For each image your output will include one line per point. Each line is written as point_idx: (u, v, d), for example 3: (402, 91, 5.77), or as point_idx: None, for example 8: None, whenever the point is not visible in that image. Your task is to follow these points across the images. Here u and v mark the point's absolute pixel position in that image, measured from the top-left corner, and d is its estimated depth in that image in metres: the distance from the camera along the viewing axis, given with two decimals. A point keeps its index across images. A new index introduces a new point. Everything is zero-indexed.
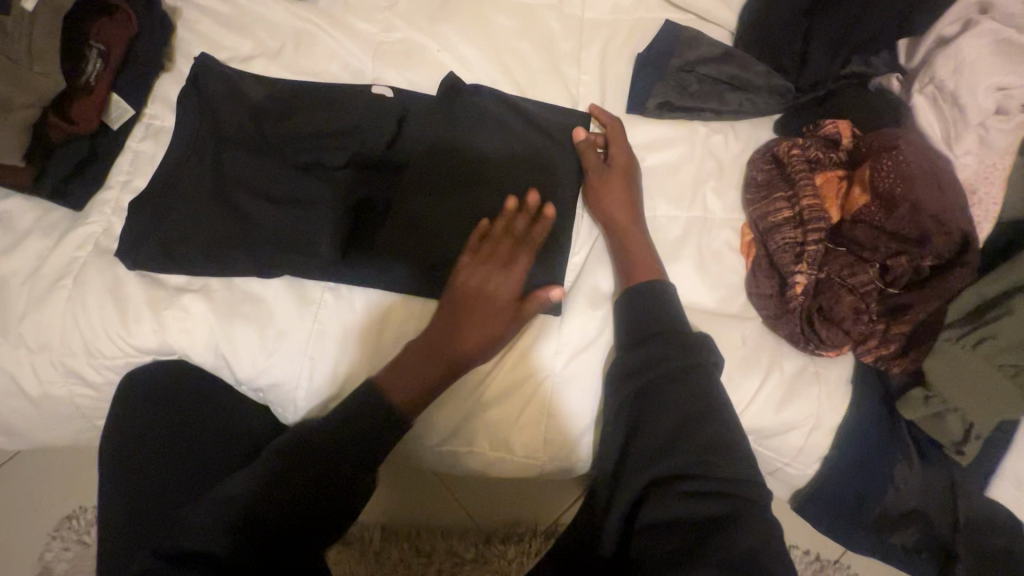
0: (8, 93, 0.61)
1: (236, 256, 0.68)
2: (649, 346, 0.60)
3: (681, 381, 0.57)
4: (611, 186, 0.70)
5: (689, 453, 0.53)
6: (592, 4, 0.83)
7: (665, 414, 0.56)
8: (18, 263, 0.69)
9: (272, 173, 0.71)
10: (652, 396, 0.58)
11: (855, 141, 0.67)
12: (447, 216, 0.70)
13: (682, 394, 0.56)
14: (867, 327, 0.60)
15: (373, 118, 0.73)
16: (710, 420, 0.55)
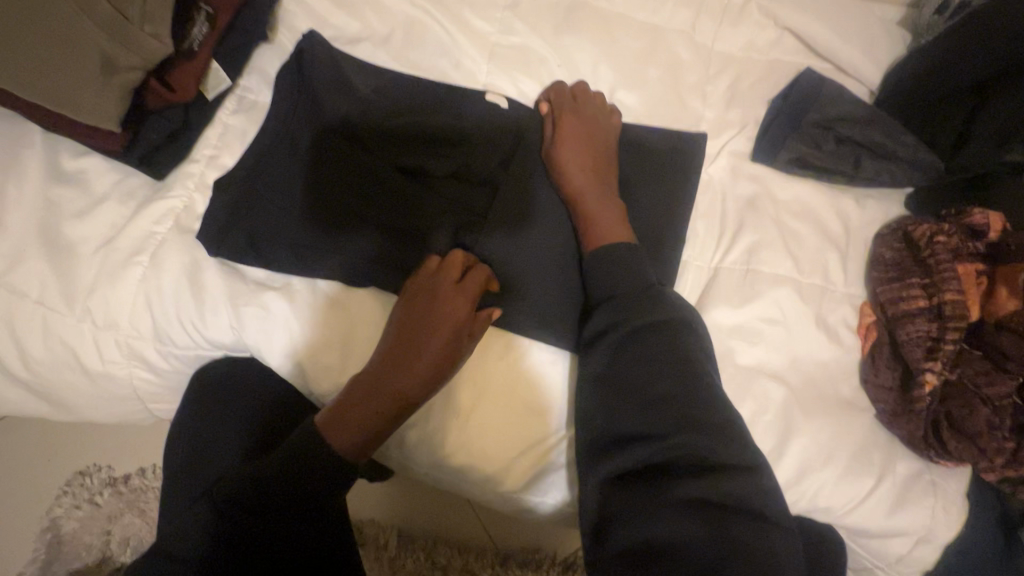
0: (115, 53, 0.55)
1: (324, 259, 0.63)
2: (616, 305, 0.56)
3: (632, 340, 0.54)
4: (567, 135, 0.66)
5: (654, 438, 0.50)
6: (726, 37, 0.77)
7: (625, 396, 0.52)
8: (91, 230, 0.64)
9: (369, 172, 0.66)
10: (619, 365, 0.54)
11: (1004, 237, 0.62)
12: (541, 251, 0.65)
13: (626, 352, 0.53)
14: (1000, 445, 0.56)
15: (486, 131, 0.69)
16: (666, 392, 0.51)
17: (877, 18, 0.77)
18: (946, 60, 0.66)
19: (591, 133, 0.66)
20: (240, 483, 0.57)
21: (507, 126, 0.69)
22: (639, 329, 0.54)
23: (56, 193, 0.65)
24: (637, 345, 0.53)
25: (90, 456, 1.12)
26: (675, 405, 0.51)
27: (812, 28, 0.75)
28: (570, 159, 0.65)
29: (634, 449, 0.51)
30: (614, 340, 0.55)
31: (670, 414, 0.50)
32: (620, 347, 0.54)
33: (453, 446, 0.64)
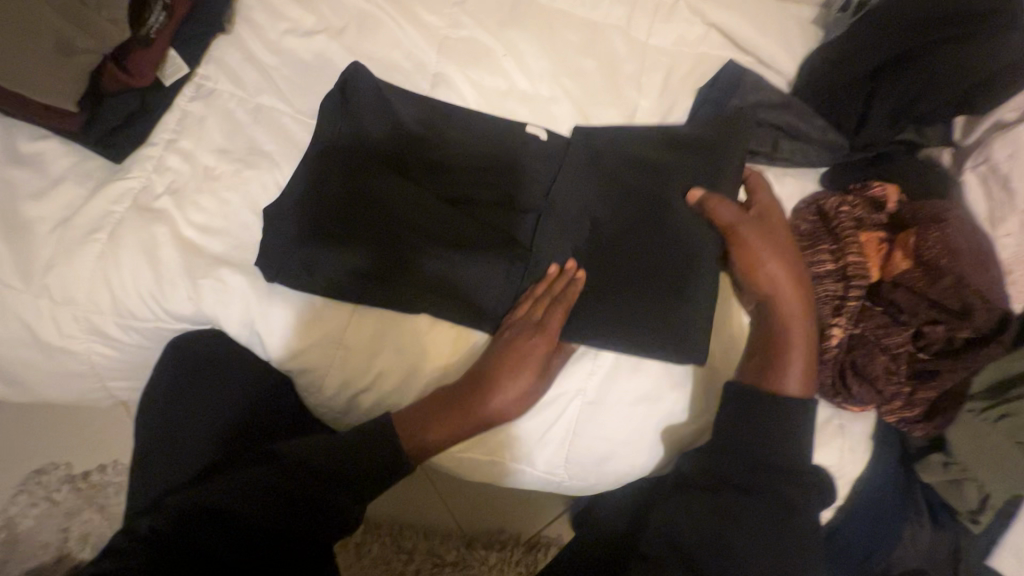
0: (70, 33, 0.58)
1: (281, 243, 0.65)
2: (732, 466, 0.58)
3: (759, 490, 0.57)
4: (770, 262, 0.64)
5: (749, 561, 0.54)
6: (659, 33, 0.83)
7: (755, 523, 0.55)
8: (48, 210, 0.66)
9: (328, 159, 0.67)
10: (728, 508, 0.56)
11: (899, 207, 0.69)
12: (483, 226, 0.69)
13: (748, 505, 0.56)
14: (896, 389, 0.62)
15: (441, 128, 0.73)
16: (787, 523, 0.55)
17: (794, 17, 0.85)
18: (848, 52, 0.74)
19: (782, 243, 0.66)
20: (274, 476, 0.57)
21: (467, 125, 0.74)
22: (760, 470, 0.57)
23: (13, 174, 0.66)
24: (766, 479, 0.57)
25: (47, 452, 1.10)
26: (793, 515, 0.56)
27: (735, 26, 0.83)
28: (759, 272, 0.65)
29: (718, 558, 0.55)
30: (726, 484, 0.58)
31: (785, 526, 0.55)
32: (730, 492, 0.57)
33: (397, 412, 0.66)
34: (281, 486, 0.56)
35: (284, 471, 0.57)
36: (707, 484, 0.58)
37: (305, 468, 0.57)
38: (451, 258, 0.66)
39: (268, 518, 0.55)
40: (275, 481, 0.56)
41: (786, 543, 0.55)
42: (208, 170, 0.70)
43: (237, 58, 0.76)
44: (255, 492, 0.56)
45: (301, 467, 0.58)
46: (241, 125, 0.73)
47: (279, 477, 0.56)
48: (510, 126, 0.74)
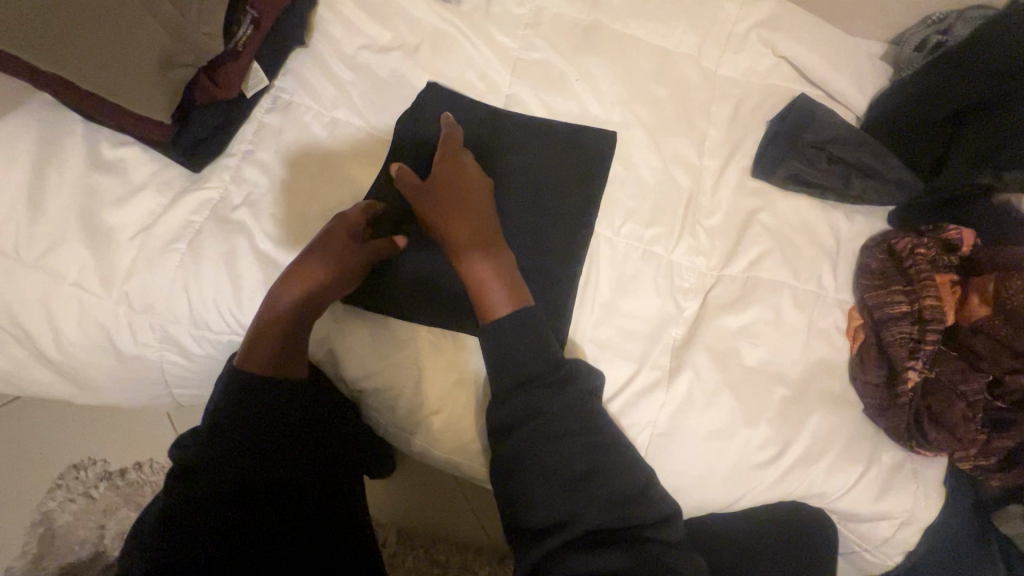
0: (171, 48, 0.59)
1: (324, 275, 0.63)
2: (534, 388, 0.58)
3: (538, 437, 0.57)
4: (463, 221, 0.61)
5: (552, 483, 0.56)
6: (729, 63, 0.84)
7: (560, 449, 0.57)
8: (128, 216, 0.66)
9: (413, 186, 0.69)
10: (526, 453, 0.57)
11: (974, 250, 0.69)
12: (556, 252, 0.68)
13: (536, 445, 0.57)
14: (974, 435, 0.62)
15: (512, 146, 0.71)
16: (575, 437, 0.57)
17: (864, 54, 0.85)
18: (924, 95, 0.75)
19: (460, 180, 0.62)
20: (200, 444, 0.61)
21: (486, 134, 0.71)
22: (546, 420, 0.57)
23: (94, 180, 0.67)
24: (557, 428, 0.57)
25: (85, 448, 1.11)
26: (581, 458, 0.57)
27: (808, 59, 0.83)
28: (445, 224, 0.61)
29: (542, 490, 0.56)
30: (525, 431, 0.57)
31: (580, 467, 0.56)
32: (531, 440, 0.57)
33: (443, 436, 0.67)
34: (212, 446, 0.61)
35: (210, 437, 0.61)
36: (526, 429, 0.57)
37: (222, 423, 0.62)
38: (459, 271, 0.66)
39: (224, 471, 0.60)
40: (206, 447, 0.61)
41: (615, 462, 0.57)
42: (284, 183, 0.70)
43: (314, 72, 0.76)
44: (208, 465, 0.60)
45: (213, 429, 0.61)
46: (317, 137, 0.73)
47: (256, 472, 0.61)
48: (534, 142, 0.72)
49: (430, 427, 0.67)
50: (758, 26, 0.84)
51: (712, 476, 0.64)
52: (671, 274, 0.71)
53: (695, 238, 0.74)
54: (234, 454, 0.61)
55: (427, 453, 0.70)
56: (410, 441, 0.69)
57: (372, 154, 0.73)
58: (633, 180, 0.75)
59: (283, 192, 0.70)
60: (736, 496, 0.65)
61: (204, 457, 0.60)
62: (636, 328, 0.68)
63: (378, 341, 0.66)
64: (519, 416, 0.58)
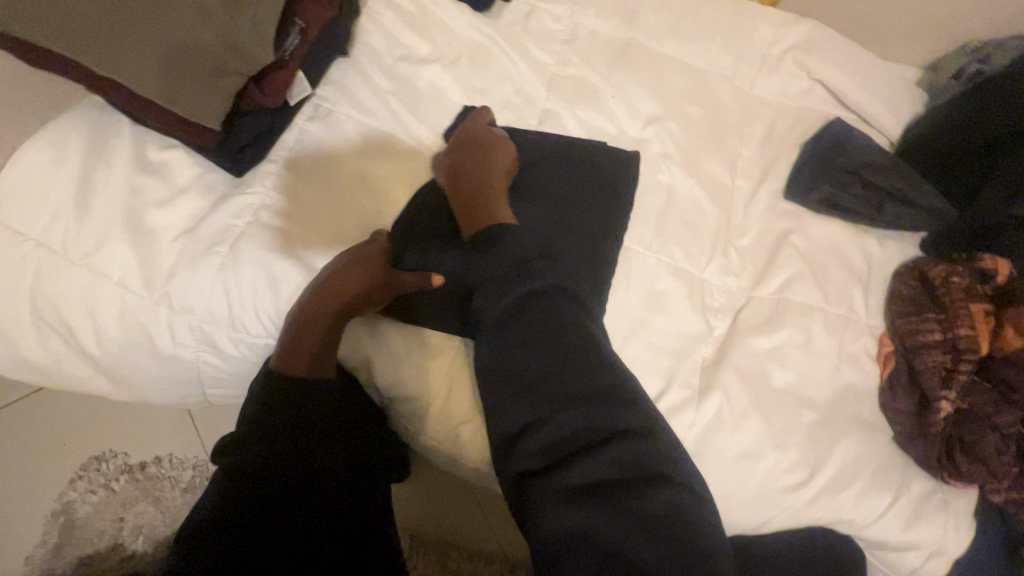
0: (224, 57, 0.61)
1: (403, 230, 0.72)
2: (502, 286, 0.61)
3: (525, 334, 0.59)
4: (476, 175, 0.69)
5: (534, 374, 0.58)
6: (763, 84, 0.84)
7: (529, 334, 0.59)
8: (172, 218, 0.68)
9: (453, 199, 0.70)
10: (506, 384, 0.59)
11: (1010, 280, 0.69)
12: (587, 265, 0.69)
13: (514, 356, 0.59)
14: (1006, 469, 0.62)
15: (548, 168, 0.75)
16: (540, 324, 0.59)
17: (898, 79, 0.85)
18: (956, 125, 0.75)
19: (481, 151, 0.71)
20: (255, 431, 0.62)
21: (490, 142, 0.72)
22: (530, 316, 0.60)
23: (140, 182, 0.68)
24: (528, 359, 0.59)
25: (106, 441, 1.12)
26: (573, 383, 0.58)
27: (843, 84, 0.83)
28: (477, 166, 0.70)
29: (521, 379, 0.58)
30: (506, 363, 0.59)
31: (579, 385, 0.57)
32: (511, 372, 0.59)
33: (473, 445, 0.68)
34: (269, 435, 0.62)
35: (266, 427, 0.62)
36: (485, 335, 0.61)
37: (276, 414, 0.63)
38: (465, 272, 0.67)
39: (283, 461, 0.62)
40: (263, 436, 0.62)
41: (582, 354, 0.59)
42: (323, 190, 0.71)
43: (354, 81, 0.77)
44: (264, 454, 0.61)
45: (268, 419, 0.62)
46: (355, 144, 0.74)
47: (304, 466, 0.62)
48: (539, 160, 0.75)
49: (460, 439, 0.67)
50: (793, 48, 0.85)
51: (739, 496, 0.64)
52: (703, 293, 0.72)
53: (727, 258, 0.74)
54: (291, 447, 0.62)
55: (457, 464, 0.71)
56: (440, 451, 0.70)
57: (410, 165, 0.74)
58: (666, 198, 0.75)
59: (321, 199, 0.71)
60: (764, 518, 0.65)
61: (260, 448, 0.61)
62: (669, 346, 0.69)
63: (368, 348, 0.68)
64: (488, 305, 0.61)
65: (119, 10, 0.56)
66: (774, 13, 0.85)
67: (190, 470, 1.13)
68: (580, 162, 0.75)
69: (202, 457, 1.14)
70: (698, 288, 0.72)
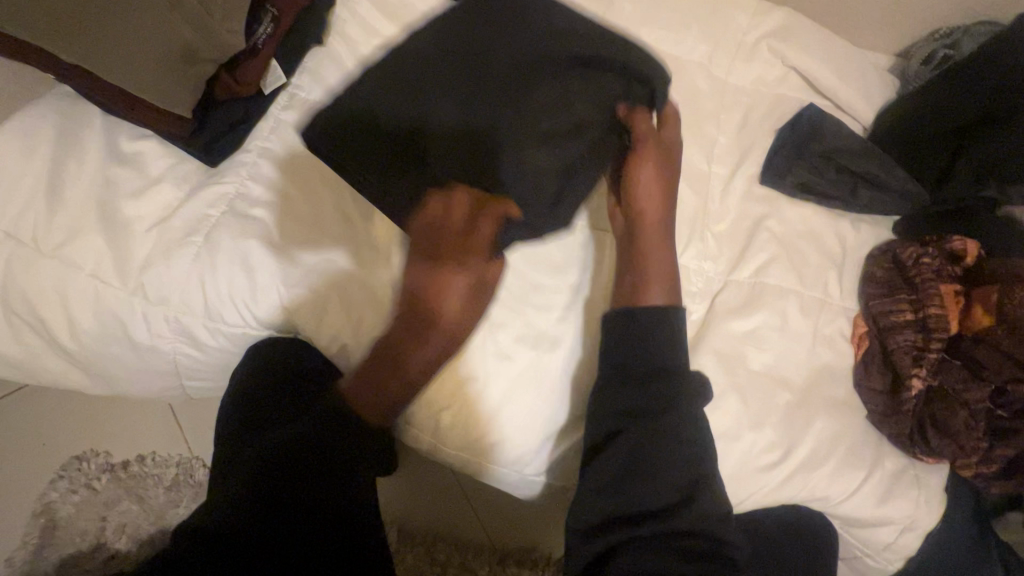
0: (193, 42, 0.60)
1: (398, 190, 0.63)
2: (632, 390, 0.59)
3: (650, 436, 0.57)
4: (642, 171, 0.67)
5: (648, 474, 0.56)
6: (739, 71, 0.85)
7: (645, 438, 0.57)
8: (145, 208, 0.67)
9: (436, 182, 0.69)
10: (614, 481, 0.57)
11: (977, 262, 0.71)
12: None
13: (627, 459, 0.57)
14: (976, 444, 0.63)
15: None
16: (677, 447, 0.57)
17: (871, 66, 0.86)
18: (940, 106, 0.75)
19: (665, 152, 0.68)
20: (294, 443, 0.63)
21: (449, 72, 0.63)
22: (645, 411, 0.58)
23: (112, 172, 0.67)
24: (654, 461, 0.56)
25: (88, 441, 1.11)
26: (662, 462, 0.56)
27: (817, 70, 0.84)
28: (647, 213, 0.67)
29: (633, 481, 0.56)
30: (617, 452, 0.57)
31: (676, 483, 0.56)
32: (621, 466, 0.57)
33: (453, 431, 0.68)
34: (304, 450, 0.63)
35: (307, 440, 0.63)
36: (604, 419, 0.59)
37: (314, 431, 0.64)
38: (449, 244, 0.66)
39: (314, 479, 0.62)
40: (301, 446, 0.63)
41: (687, 463, 0.57)
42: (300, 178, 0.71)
43: (331, 70, 0.77)
44: (299, 466, 0.62)
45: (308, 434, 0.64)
46: None
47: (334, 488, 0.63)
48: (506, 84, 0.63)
49: (442, 425, 0.68)
50: (768, 36, 0.86)
51: None
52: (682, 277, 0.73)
53: (705, 242, 0.75)
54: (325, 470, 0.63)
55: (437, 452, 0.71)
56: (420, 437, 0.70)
57: None
58: None
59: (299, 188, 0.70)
60: (742, 497, 0.66)
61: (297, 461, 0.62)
62: None
63: (354, 317, 0.67)
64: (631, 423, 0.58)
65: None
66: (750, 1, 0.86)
67: (173, 468, 1.12)
68: None
69: (185, 454, 1.13)
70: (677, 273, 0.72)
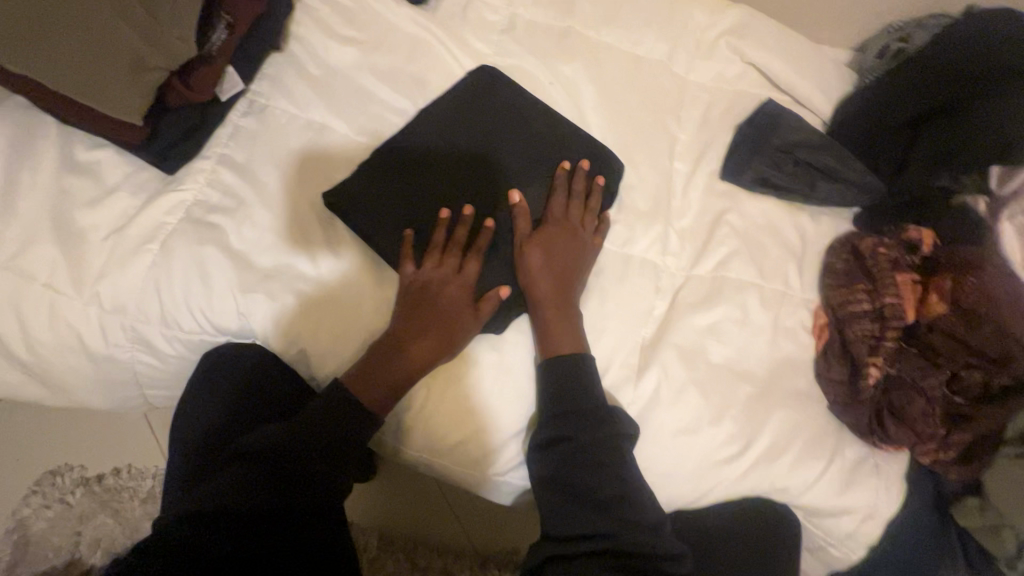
0: (142, 52, 0.60)
1: (392, 208, 0.68)
2: (561, 417, 0.62)
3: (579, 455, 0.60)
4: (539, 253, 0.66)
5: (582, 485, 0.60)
6: (699, 68, 0.85)
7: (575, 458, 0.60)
8: (101, 218, 0.67)
9: (405, 184, 0.69)
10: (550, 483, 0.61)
11: (933, 250, 0.71)
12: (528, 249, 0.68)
13: (558, 474, 0.61)
14: (932, 431, 0.64)
15: (505, 146, 0.72)
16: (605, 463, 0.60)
17: (829, 61, 0.88)
18: (889, 100, 0.77)
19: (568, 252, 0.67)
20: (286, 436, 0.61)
21: (450, 128, 0.72)
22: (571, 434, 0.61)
23: (68, 182, 0.67)
24: (576, 474, 0.60)
25: (59, 455, 1.10)
26: (594, 483, 0.59)
27: (774, 66, 0.85)
28: (534, 282, 0.65)
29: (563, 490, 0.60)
30: (547, 462, 0.62)
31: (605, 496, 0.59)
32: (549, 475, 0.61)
33: (415, 431, 0.68)
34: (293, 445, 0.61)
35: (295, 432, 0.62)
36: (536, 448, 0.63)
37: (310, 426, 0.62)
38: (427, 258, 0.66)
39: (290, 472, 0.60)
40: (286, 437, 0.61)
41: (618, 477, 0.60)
42: (258, 184, 0.71)
43: (289, 76, 0.77)
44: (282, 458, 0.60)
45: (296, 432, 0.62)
46: (291, 138, 0.73)
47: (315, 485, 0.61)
48: (523, 153, 0.72)
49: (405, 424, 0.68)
50: (727, 33, 0.87)
51: (680, 470, 0.65)
52: (644, 273, 0.73)
53: (667, 237, 0.75)
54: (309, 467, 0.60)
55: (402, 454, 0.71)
56: (385, 440, 0.70)
57: (347, 156, 0.74)
58: None
59: (257, 194, 0.70)
60: (704, 491, 0.66)
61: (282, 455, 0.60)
62: (610, 326, 0.69)
63: (318, 324, 0.67)
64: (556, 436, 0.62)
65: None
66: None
67: (149, 480, 1.11)
68: (536, 140, 0.73)
69: (161, 466, 1.12)
70: (639, 269, 0.73)
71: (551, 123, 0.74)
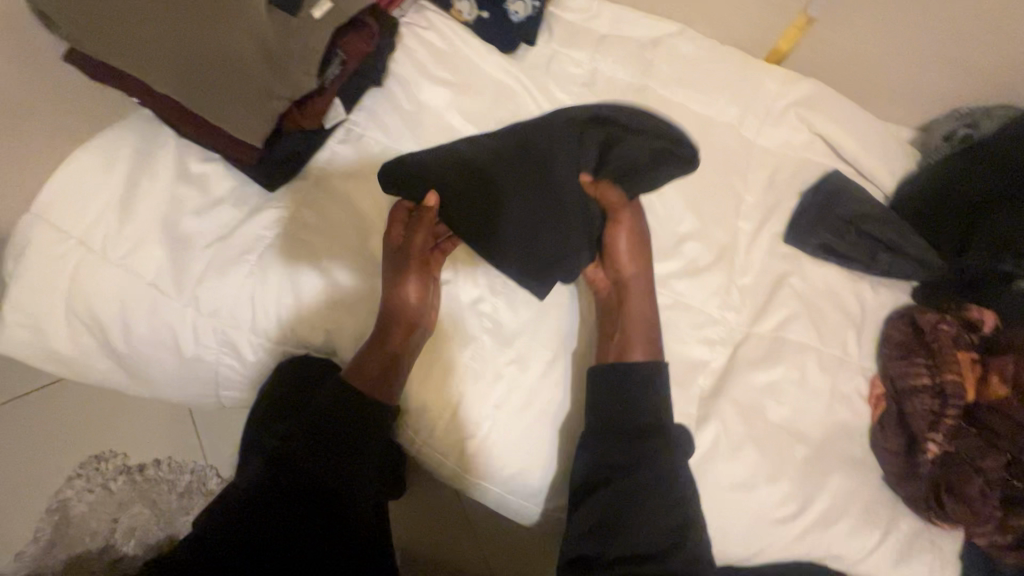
0: (272, 83, 0.66)
1: (467, 188, 0.71)
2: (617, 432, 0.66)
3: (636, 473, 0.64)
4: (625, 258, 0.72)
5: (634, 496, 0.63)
6: (767, 134, 0.89)
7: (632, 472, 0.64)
8: (206, 227, 0.72)
9: (477, 172, 0.72)
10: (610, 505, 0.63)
11: (995, 332, 0.73)
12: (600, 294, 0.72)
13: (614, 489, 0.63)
14: (990, 513, 0.64)
15: (585, 142, 0.74)
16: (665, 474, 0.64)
17: (892, 138, 0.91)
18: (948, 181, 0.80)
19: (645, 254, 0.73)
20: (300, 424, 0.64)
21: (531, 129, 0.75)
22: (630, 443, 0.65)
23: (179, 191, 0.72)
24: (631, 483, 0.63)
25: (105, 441, 1.13)
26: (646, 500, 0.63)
27: (840, 138, 0.89)
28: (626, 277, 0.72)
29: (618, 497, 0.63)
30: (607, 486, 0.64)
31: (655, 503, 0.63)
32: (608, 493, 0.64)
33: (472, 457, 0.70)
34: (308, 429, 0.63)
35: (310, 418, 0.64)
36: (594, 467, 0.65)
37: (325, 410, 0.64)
38: (513, 232, 0.71)
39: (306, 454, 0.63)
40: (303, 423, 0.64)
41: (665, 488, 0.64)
42: (351, 208, 0.75)
43: (385, 110, 0.83)
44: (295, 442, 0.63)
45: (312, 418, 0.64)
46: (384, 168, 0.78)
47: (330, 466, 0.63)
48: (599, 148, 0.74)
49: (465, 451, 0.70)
50: (796, 104, 0.91)
51: (735, 526, 0.66)
52: (707, 327, 0.75)
53: (730, 294, 0.78)
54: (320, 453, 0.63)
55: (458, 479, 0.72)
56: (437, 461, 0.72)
57: None
58: (672, 234, 0.80)
59: (350, 218, 0.75)
60: (757, 549, 0.67)
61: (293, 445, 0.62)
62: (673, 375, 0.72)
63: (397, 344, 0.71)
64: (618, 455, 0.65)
65: (203, 1, 0.61)
66: (779, 71, 0.92)
67: (186, 475, 1.14)
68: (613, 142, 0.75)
69: (201, 463, 1.15)
70: (703, 323, 0.75)
71: (625, 123, 0.77)
